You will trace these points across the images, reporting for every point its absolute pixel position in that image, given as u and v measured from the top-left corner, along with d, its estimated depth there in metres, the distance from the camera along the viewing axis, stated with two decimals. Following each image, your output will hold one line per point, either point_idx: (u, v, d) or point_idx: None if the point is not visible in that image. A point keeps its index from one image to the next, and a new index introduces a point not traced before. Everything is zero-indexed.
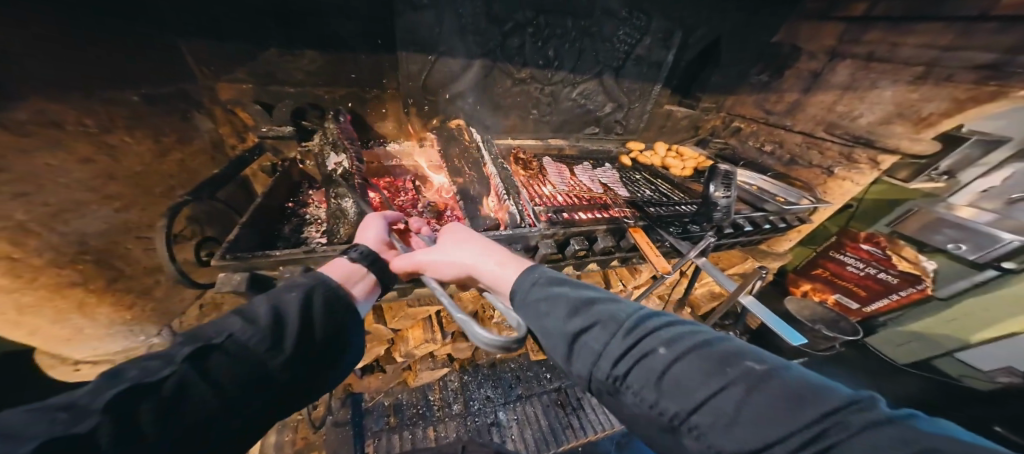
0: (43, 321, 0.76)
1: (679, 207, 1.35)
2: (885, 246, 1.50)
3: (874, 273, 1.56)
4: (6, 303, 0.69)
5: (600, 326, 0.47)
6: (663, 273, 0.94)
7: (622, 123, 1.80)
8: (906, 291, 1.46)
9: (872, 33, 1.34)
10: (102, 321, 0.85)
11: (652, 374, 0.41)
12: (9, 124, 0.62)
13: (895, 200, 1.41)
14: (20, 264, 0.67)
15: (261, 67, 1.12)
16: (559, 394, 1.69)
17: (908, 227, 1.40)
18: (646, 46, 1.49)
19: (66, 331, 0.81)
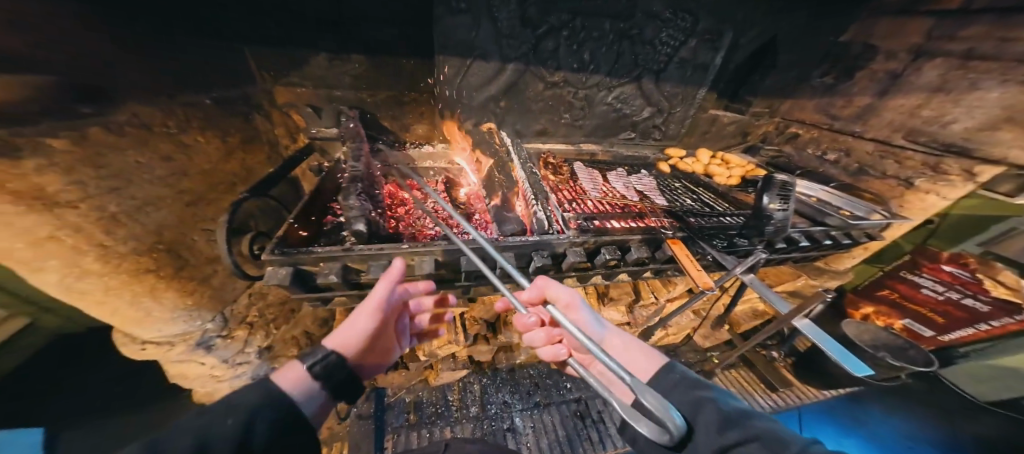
0: (122, 302, 0.83)
1: (723, 218, 1.26)
2: (974, 269, 1.27)
3: (957, 298, 1.32)
4: (96, 285, 0.76)
5: (758, 442, 0.43)
6: (704, 290, 0.85)
7: (661, 128, 1.71)
8: (1001, 321, 1.22)
9: (972, 29, 1.13)
10: (169, 305, 0.91)
11: None
12: (111, 125, 0.73)
13: (995, 215, 1.23)
14: (109, 251, 0.75)
15: (313, 72, 1.22)
16: (579, 405, 1.63)
17: (1012, 246, 1.21)
18: (691, 48, 1.41)
19: (139, 314, 0.88)
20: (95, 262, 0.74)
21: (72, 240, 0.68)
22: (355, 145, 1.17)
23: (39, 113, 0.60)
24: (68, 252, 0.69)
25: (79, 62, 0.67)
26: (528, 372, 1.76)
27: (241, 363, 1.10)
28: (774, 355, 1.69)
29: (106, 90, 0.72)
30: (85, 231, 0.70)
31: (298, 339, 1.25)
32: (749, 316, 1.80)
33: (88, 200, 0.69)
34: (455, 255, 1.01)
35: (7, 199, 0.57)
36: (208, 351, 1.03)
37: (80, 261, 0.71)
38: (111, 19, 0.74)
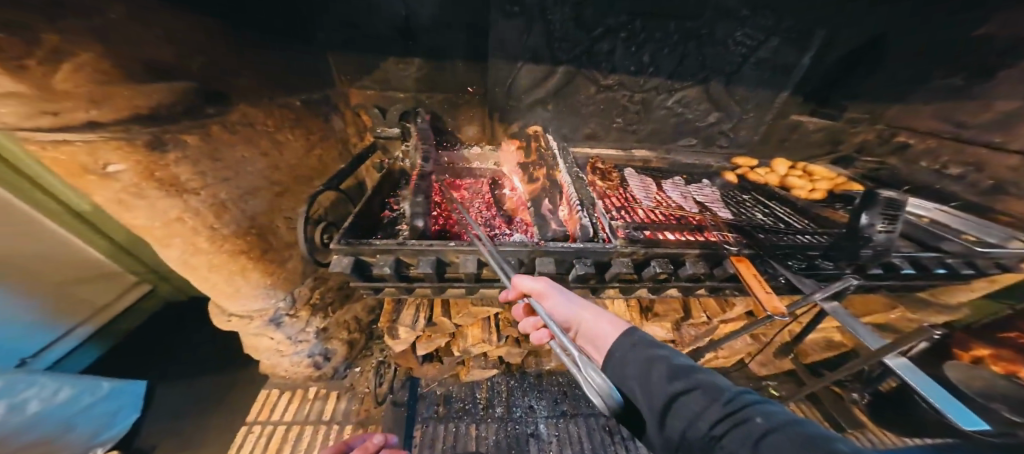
0: (219, 278, 0.98)
1: (801, 236, 1.11)
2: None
3: None
4: (205, 261, 0.91)
5: (698, 391, 0.44)
6: (774, 315, 0.78)
7: (729, 135, 1.56)
8: None
9: None
10: (253, 283, 1.05)
11: (685, 416, 0.43)
12: (226, 124, 0.88)
13: None
14: (217, 233, 0.89)
15: (380, 76, 1.33)
16: (608, 419, 1.56)
17: None
18: (772, 47, 1.26)
19: (230, 289, 1.03)
20: (207, 242, 0.88)
21: (193, 222, 0.83)
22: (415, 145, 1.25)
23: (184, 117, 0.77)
24: (190, 231, 0.84)
25: (205, 70, 0.84)
26: (557, 379, 1.73)
27: (302, 340, 1.33)
28: (854, 395, 1.43)
29: (225, 94, 0.89)
30: (201, 214, 0.84)
31: (348, 324, 1.52)
32: (820, 347, 1.56)
33: (208, 189, 0.84)
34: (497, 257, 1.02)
35: (153, 185, 0.74)
36: (277, 327, 1.22)
37: (197, 240, 0.86)
38: (219, 34, 0.90)
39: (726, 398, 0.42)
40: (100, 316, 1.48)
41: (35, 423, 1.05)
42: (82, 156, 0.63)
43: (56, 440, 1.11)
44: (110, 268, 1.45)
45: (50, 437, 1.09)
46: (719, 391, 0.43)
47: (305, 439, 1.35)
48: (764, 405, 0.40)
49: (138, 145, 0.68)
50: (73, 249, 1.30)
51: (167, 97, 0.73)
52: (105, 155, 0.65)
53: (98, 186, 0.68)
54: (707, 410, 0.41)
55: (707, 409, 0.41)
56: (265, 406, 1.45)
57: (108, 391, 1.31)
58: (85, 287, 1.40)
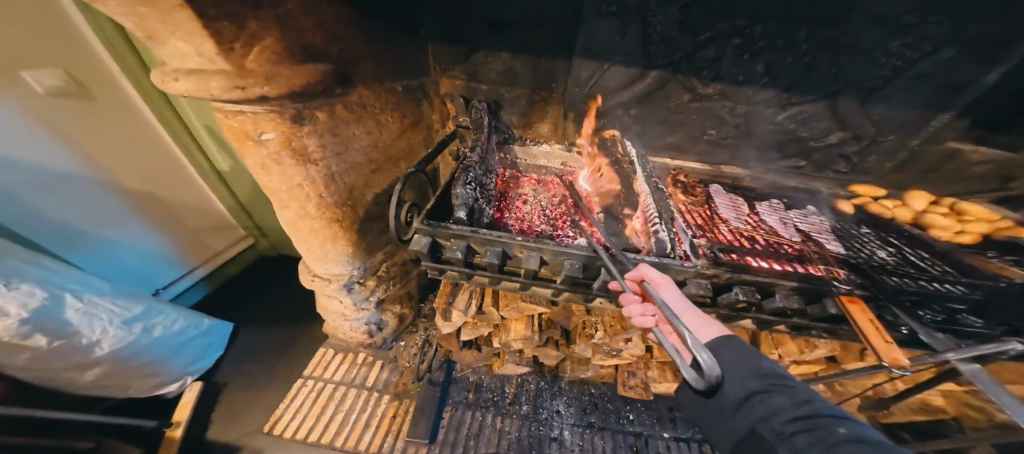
0: (315, 241, 1.12)
1: (936, 283, 0.92)
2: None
3: None
4: (309, 225, 1.05)
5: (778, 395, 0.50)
6: (892, 366, 0.67)
7: (852, 159, 1.35)
8: None
9: None
10: (339, 250, 1.18)
11: (761, 409, 0.50)
12: (347, 104, 0.99)
13: None
14: (325, 201, 1.01)
15: (470, 67, 1.38)
16: (637, 440, 1.48)
17: None
18: (939, 61, 1.04)
19: (321, 252, 1.17)
20: (315, 208, 1.01)
21: (309, 189, 0.95)
22: (480, 138, 1.27)
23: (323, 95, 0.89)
24: (306, 197, 0.97)
25: (339, 57, 0.94)
26: (589, 389, 1.67)
27: (364, 308, 1.46)
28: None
29: (351, 77, 0.99)
30: (316, 183, 0.96)
31: (400, 298, 1.66)
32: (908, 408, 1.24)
33: (325, 161, 0.96)
34: (559, 258, 1.00)
35: (288, 154, 0.87)
36: (348, 292, 1.35)
37: (308, 205, 0.99)
38: (354, 25, 1.00)
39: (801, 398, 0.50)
40: (213, 261, 1.82)
41: (157, 345, 1.30)
42: (248, 124, 0.79)
43: (164, 363, 1.35)
44: (226, 219, 1.81)
45: (157, 360, 1.32)
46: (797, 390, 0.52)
47: (348, 401, 1.50)
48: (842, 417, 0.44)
49: (286, 118, 0.81)
50: (204, 197, 1.65)
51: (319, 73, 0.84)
52: (263, 125, 0.80)
53: (252, 150, 0.85)
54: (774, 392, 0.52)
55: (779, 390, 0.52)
56: (319, 365, 1.64)
57: (206, 328, 1.57)
58: (206, 235, 1.74)
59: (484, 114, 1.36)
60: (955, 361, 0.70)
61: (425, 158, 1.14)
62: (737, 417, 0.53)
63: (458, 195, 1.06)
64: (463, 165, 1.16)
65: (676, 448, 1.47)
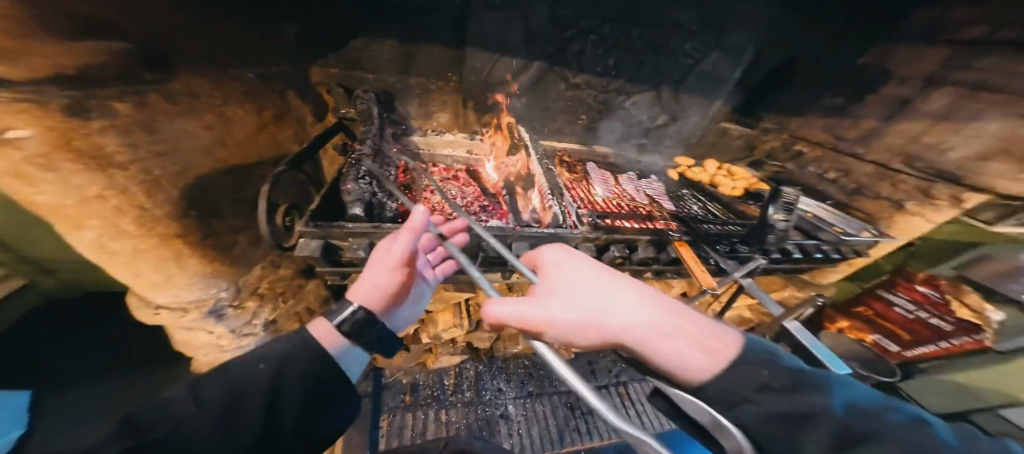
0: (146, 264, 0.84)
1: (728, 226, 1.35)
2: (945, 290, 1.27)
3: (926, 318, 1.32)
4: (127, 247, 0.78)
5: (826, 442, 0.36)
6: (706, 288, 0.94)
7: (673, 136, 1.79)
8: (960, 340, 1.20)
9: (986, 60, 1.13)
10: (189, 272, 0.93)
11: None
12: (166, 93, 0.78)
13: (966, 241, 1.24)
14: (147, 214, 0.78)
15: (349, 56, 1.23)
16: (569, 397, 1.70)
17: (978, 271, 1.17)
18: (711, 61, 1.52)
19: (157, 278, 0.88)
20: (132, 224, 0.76)
21: (117, 200, 0.72)
22: (369, 130, 1.17)
23: (113, 82, 0.67)
24: (111, 212, 0.72)
25: (148, 30, 0.73)
26: (524, 362, 1.84)
27: (247, 334, 1.14)
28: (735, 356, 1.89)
29: (168, 60, 0.78)
30: (129, 191, 0.73)
31: (300, 315, 1.32)
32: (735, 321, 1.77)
33: (137, 163, 0.73)
34: (474, 241, 1.05)
35: (68, 156, 0.61)
36: (217, 320, 1.06)
37: (119, 222, 0.74)
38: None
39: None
40: None
41: None
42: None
43: None
44: None
45: None
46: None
47: None
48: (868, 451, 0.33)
49: (50, 111, 0.57)
50: None
51: (99, 55, 0.63)
52: (8, 119, 0.52)
53: None
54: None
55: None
56: None
57: None
58: None
59: (371, 102, 1.21)
60: (740, 277, 1.06)
61: (299, 154, 0.99)
62: None
63: (350, 191, 0.98)
64: (353, 160, 1.07)
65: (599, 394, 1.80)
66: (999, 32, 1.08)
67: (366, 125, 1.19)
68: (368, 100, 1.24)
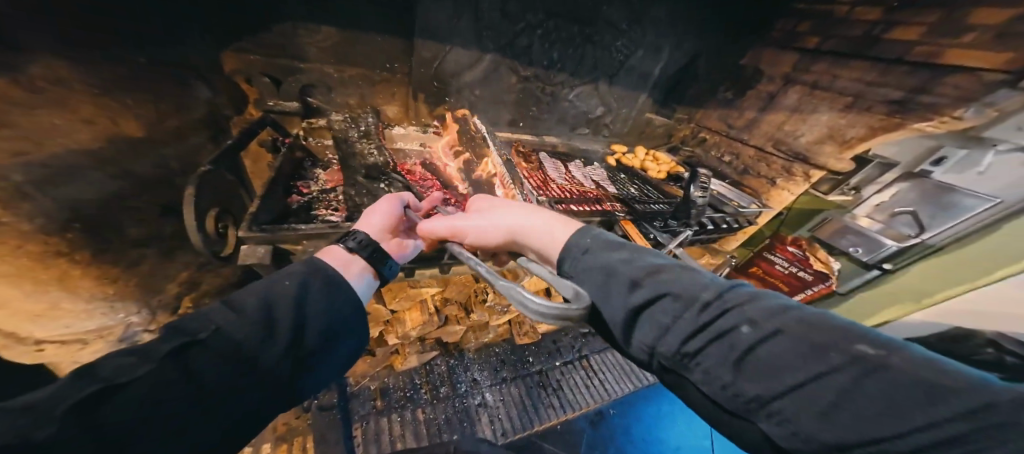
0: (20, 292, 0.71)
1: (658, 203, 1.59)
2: (805, 248, 1.88)
3: (795, 271, 1.95)
4: None
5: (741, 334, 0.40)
6: None
7: (609, 126, 1.99)
8: (818, 286, 1.87)
9: (819, 65, 1.71)
10: (82, 296, 0.81)
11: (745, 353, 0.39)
12: (21, 77, 0.59)
13: (815, 209, 1.76)
14: (7, 229, 0.62)
15: (274, 41, 1.06)
16: (540, 376, 2.08)
17: (822, 231, 1.78)
18: (638, 58, 1.71)
19: (39, 306, 0.76)
20: None
21: None
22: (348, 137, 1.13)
23: None
24: None
25: None
26: (494, 350, 2.09)
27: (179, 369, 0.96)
28: None
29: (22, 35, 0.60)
30: None
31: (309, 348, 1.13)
32: None
33: None
34: None
35: None
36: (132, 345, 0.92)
37: None
38: None
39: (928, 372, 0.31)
40: None
41: None
42: None
43: None
44: None
45: None
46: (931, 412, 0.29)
47: None
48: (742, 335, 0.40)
49: None
50: None
51: None
52: None
53: None
54: (785, 361, 0.36)
55: (857, 387, 0.32)
56: None
57: None
58: None
59: (374, 121, 1.23)
60: (675, 248, 1.27)
61: (223, 153, 0.85)
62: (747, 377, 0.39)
63: None
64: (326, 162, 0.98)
65: (565, 369, 2.16)
66: (826, 43, 1.67)
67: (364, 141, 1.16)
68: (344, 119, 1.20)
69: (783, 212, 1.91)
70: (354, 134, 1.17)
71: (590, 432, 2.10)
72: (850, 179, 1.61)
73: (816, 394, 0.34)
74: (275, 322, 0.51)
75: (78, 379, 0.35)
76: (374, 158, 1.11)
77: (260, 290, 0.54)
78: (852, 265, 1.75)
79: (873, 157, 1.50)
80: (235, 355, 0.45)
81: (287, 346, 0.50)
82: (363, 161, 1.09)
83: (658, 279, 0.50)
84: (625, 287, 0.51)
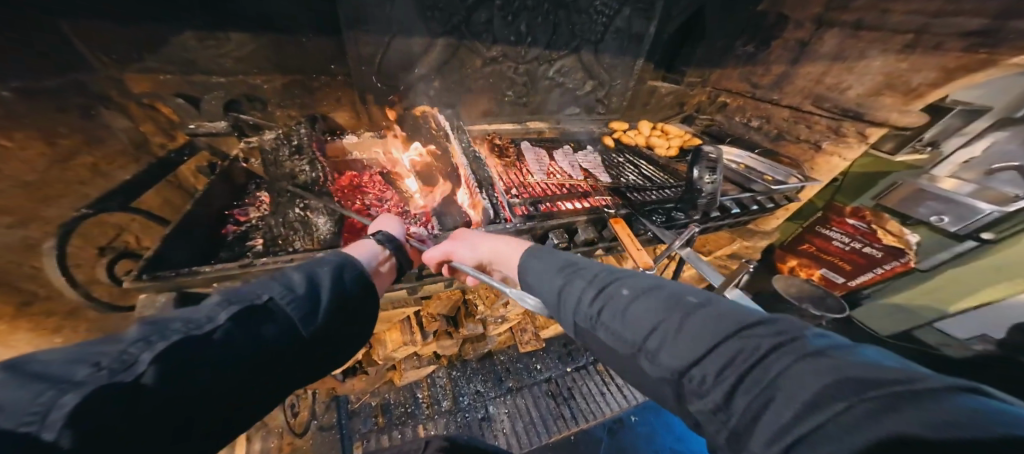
0: None
1: (666, 191, 1.32)
2: (869, 220, 1.54)
3: (859, 247, 1.61)
4: None
5: (614, 287, 0.48)
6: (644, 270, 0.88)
7: (604, 102, 1.74)
8: (890, 264, 1.52)
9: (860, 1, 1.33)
10: (29, 349, 0.84)
11: (608, 304, 0.46)
12: None
13: (883, 172, 1.44)
14: None
15: (177, 55, 0.96)
16: (550, 385, 1.91)
17: (890, 198, 1.45)
18: (625, 17, 1.43)
19: None
20: None
21: None
22: (304, 159, 1.04)
23: None
24: None
25: None
26: (498, 358, 1.96)
27: None
28: None
29: None
30: None
31: None
32: (694, 280, 1.75)
33: None
34: None
35: None
36: None
37: None
38: None
39: (738, 315, 0.37)
40: None
41: None
42: None
43: None
44: None
45: None
46: (688, 307, 0.40)
47: None
48: (612, 288, 0.48)
49: None
50: None
51: None
52: None
53: None
54: (645, 305, 0.43)
55: (695, 319, 0.38)
56: None
57: None
58: None
59: (309, 132, 1.12)
60: (680, 248, 1.00)
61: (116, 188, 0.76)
62: (607, 323, 0.45)
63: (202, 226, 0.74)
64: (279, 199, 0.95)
65: (577, 375, 1.97)
66: None
67: (303, 158, 1.05)
68: (278, 136, 1.09)
69: (837, 178, 1.65)
70: (290, 149, 1.06)
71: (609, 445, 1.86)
72: (923, 133, 1.26)
73: (662, 326, 0.40)
74: (317, 296, 0.52)
75: (151, 334, 0.38)
76: (300, 176, 0.99)
77: (304, 268, 0.56)
78: (935, 237, 1.39)
79: (952, 105, 1.16)
80: (283, 325, 0.47)
81: (329, 321, 0.52)
82: (290, 182, 0.97)
83: (571, 263, 0.57)
84: (540, 256, 0.62)
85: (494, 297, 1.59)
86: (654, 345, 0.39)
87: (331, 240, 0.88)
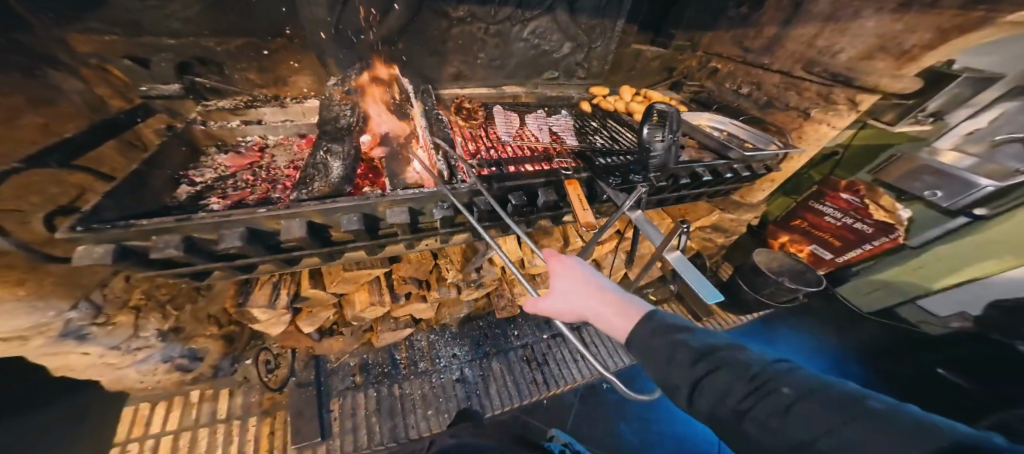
0: None
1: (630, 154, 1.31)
2: (863, 194, 1.52)
3: (849, 223, 1.60)
4: None
5: (706, 358, 0.52)
6: (586, 228, 0.88)
7: (584, 66, 1.67)
8: (879, 240, 1.52)
9: None
10: None
11: (706, 376, 0.51)
12: None
13: (883, 144, 1.40)
14: None
15: (118, 16, 0.95)
16: (526, 351, 1.97)
17: (890, 173, 1.41)
18: None
19: None
20: None
21: None
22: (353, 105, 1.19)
23: None
24: None
25: None
26: (477, 323, 2.03)
27: (140, 347, 1.09)
28: None
29: None
30: None
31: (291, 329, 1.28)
32: None
33: None
34: (385, 209, 0.96)
35: None
36: (81, 341, 0.95)
37: None
38: None
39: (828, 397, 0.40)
40: None
41: None
42: None
43: None
44: None
45: None
46: (776, 383, 0.45)
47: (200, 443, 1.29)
48: (704, 354, 0.53)
49: None
50: None
51: None
52: None
53: None
54: (736, 376, 0.48)
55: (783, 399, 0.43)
56: (136, 423, 1.29)
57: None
58: None
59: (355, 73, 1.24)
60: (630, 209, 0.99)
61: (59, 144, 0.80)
62: (703, 391, 0.50)
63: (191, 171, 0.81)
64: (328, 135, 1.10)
65: (552, 343, 2.03)
66: None
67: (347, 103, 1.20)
68: (338, 82, 1.23)
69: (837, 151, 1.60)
70: (338, 96, 1.21)
71: (581, 408, 1.95)
72: (927, 103, 1.20)
73: (759, 397, 0.45)
74: None
75: None
76: (345, 118, 1.15)
77: None
78: (929, 213, 1.38)
79: (961, 71, 1.10)
80: None
81: None
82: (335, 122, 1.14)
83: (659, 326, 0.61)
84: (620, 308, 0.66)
85: (462, 262, 1.60)
86: (752, 420, 0.44)
87: (340, 181, 0.95)
